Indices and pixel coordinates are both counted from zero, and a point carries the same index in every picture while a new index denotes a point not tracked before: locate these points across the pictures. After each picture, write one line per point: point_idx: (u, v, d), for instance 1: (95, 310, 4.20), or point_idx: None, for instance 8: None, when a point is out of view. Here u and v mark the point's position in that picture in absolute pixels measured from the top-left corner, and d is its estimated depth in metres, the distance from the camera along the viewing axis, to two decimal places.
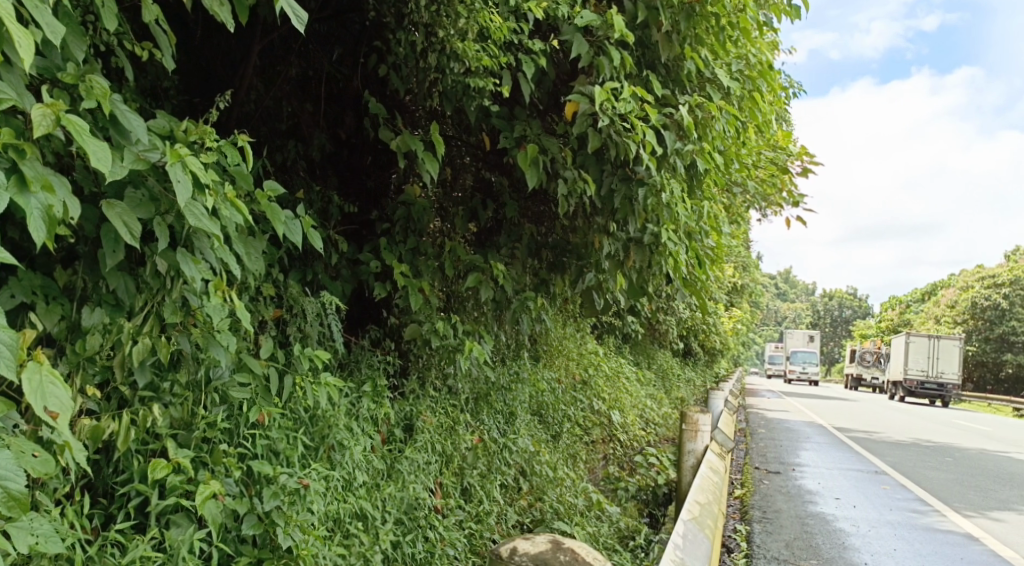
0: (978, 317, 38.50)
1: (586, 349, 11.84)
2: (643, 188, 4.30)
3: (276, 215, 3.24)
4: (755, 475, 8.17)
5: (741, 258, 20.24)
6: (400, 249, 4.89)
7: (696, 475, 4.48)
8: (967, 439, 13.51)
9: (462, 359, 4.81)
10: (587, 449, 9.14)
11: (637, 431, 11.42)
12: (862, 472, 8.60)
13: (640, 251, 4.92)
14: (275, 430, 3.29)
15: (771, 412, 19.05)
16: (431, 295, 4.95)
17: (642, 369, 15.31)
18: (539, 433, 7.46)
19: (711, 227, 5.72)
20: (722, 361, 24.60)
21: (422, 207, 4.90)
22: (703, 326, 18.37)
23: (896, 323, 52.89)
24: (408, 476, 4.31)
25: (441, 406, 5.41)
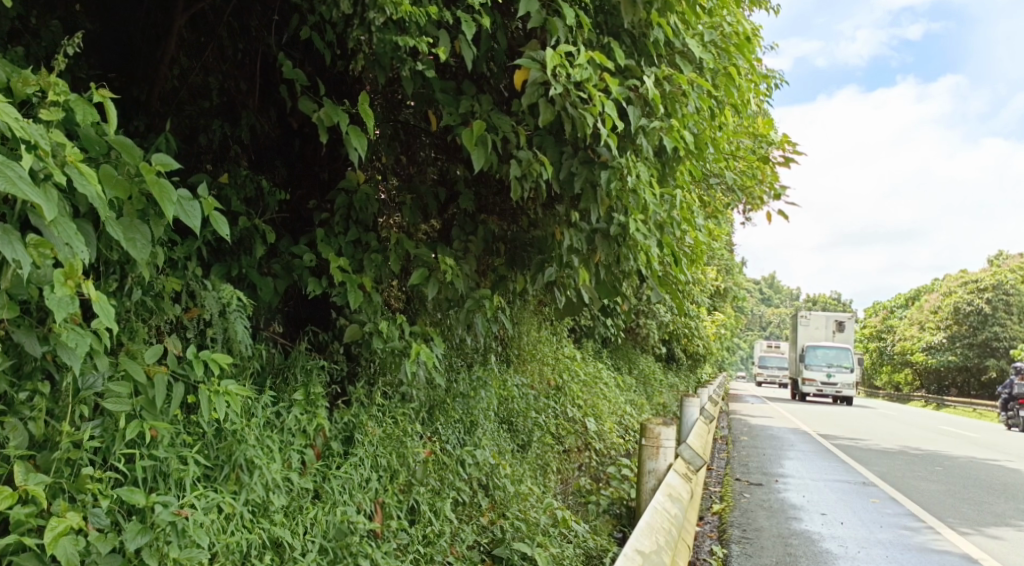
0: (961, 321, 38.38)
1: (563, 353, 11.39)
2: (604, 172, 3.86)
3: (163, 194, 2.74)
4: (736, 488, 7.70)
5: (723, 261, 19.91)
6: (339, 241, 4.43)
7: (646, 509, 3.90)
8: (956, 447, 13.13)
9: (407, 365, 4.33)
10: (559, 459, 8.69)
11: (615, 439, 10.98)
12: (848, 483, 8.16)
13: (606, 244, 4.46)
14: (163, 450, 2.78)
15: (754, 418, 18.68)
16: (374, 292, 4.49)
17: (622, 374, 14.90)
18: (505, 443, 7.00)
19: (686, 220, 5.29)
20: (706, 366, 24.26)
21: (364, 194, 4.44)
22: (685, 329, 17.97)
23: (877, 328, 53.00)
24: (340, 497, 3.82)
25: (390, 415, 4.93)
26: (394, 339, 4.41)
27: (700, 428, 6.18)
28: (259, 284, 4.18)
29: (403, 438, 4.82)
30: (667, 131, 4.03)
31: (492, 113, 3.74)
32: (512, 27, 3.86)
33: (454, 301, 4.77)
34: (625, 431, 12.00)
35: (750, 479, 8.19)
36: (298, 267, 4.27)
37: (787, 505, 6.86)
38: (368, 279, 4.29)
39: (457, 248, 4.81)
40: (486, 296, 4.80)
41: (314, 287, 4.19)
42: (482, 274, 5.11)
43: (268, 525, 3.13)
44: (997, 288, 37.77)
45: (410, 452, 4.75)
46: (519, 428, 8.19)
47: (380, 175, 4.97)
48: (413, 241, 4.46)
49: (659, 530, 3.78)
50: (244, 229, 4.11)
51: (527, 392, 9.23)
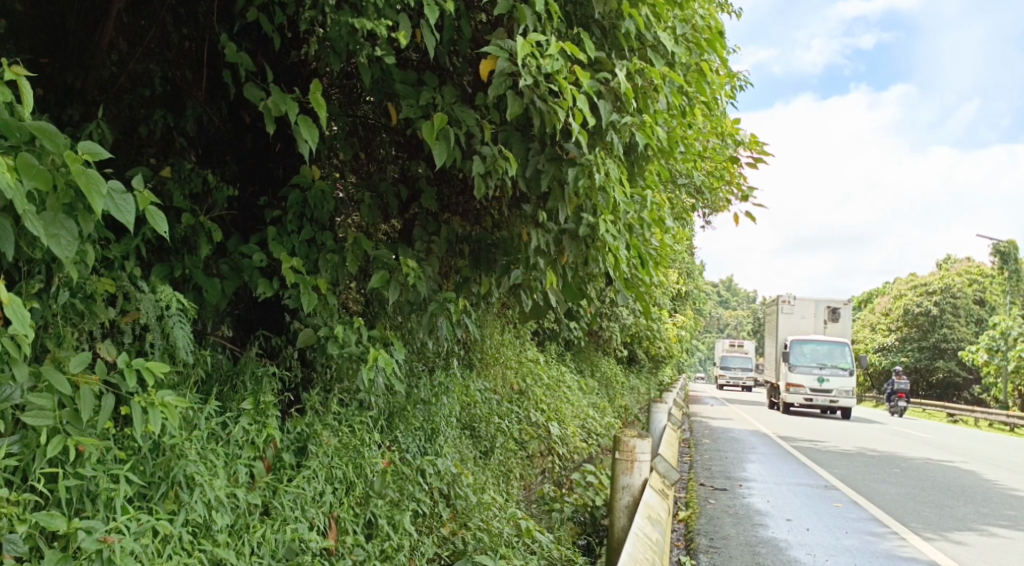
0: (915, 324, 39.03)
1: (525, 356, 11.20)
2: (574, 168, 3.66)
3: (92, 186, 2.51)
4: (701, 494, 7.57)
5: (684, 264, 19.92)
6: (292, 241, 4.17)
7: (629, 539, 3.71)
8: (915, 449, 13.20)
9: (363, 371, 4.09)
10: (521, 465, 8.49)
11: (578, 444, 10.81)
12: (813, 488, 8.08)
13: (574, 245, 4.32)
14: (91, 469, 2.53)
15: (715, 421, 18.67)
16: (330, 294, 4.24)
17: (584, 377, 14.75)
18: (466, 450, 6.78)
19: (654, 220, 5.13)
20: (667, 368, 24.26)
21: (319, 191, 4.20)
22: (646, 332, 17.91)
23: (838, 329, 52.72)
24: (289, 513, 3.57)
25: (346, 424, 4.68)
26: (353, 346, 4.17)
27: (669, 435, 6.02)
28: (204, 286, 3.91)
29: (360, 448, 4.57)
30: (639, 127, 3.88)
31: (454, 105, 3.52)
32: (475, 15, 3.66)
33: (415, 304, 4.53)
34: (588, 436, 11.84)
35: (715, 485, 8.06)
36: (247, 267, 4.01)
37: (754, 511, 6.74)
38: (323, 280, 4.04)
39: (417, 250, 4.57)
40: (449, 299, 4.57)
41: (264, 289, 3.93)
42: (443, 277, 4.88)
43: (210, 547, 2.87)
44: (950, 291, 38.43)
45: (367, 463, 4.51)
46: (481, 434, 7.97)
47: (336, 171, 4.72)
48: (371, 241, 4.22)
49: (643, 562, 3.57)
50: (188, 227, 3.85)
51: (489, 397, 9.02)
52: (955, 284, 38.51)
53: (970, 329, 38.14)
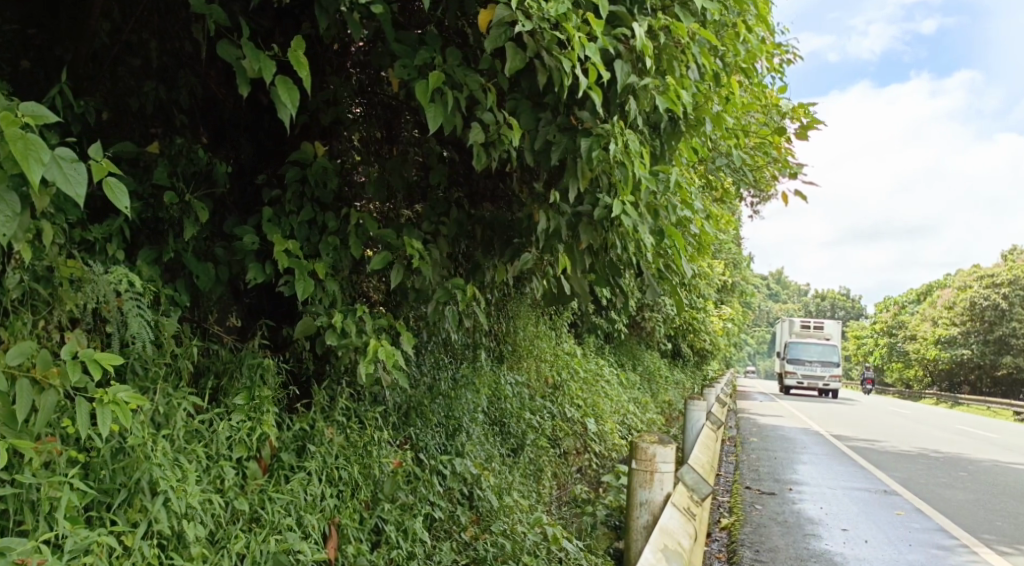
0: (975, 318, 37.64)
1: (563, 349, 10.86)
2: (586, 140, 3.32)
3: (34, 147, 2.20)
4: (746, 497, 7.13)
5: (731, 254, 19.36)
6: (290, 222, 3.87)
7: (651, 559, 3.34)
8: (977, 449, 12.51)
9: (364, 365, 3.77)
10: (554, 463, 8.12)
11: (617, 441, 10.41)
12: (866, 492, 7.58)
13: (589, 230, 4.00)
14: (30, 475, 2.29)
15: (763, 417, 18.09)
16: (331, 280, 3.94)
17: (625, 371, 14.32)
18: (494, 448, 6.45)
19: (689, 199, 4.72)
20: (713, 363, 23.66)
21: (319, 167, 3.90)
22: (691, 325, 17.41)
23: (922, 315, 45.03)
24: (280, 521, 3.26)
25: (354, 420, 4.38)
26: (357, 337, 3.86)
27: (708, 437, 5.61)
28: (193, 271, 3.64)
29: (368, 446, 4.26)
30: (665, 90, 3.52)
31: (456, 67, 3.19)
32: None
33: (425, 292, 4.20)
34: (627, 431, 11.47)
35: (762, 488, 7.60)
36: (239, 249, 3.73)
37: (803, 519, 6.29)
38: (321, 264, 3.74)
39: (427, 232, 4.25)
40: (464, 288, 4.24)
41: (256, 274, 3.64)
42: (458, 262, 4.55)
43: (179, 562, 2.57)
44: (1012, 283, 36.88)
45: (376, 464, 4.19)
46: (511, 429, 7.65)
47: (342, 149, 4.40)
48: (375, 222, 3.92)
49: None
50: (175, 207, 3.57)
51: (521, 391, 8.69)
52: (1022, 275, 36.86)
53: None
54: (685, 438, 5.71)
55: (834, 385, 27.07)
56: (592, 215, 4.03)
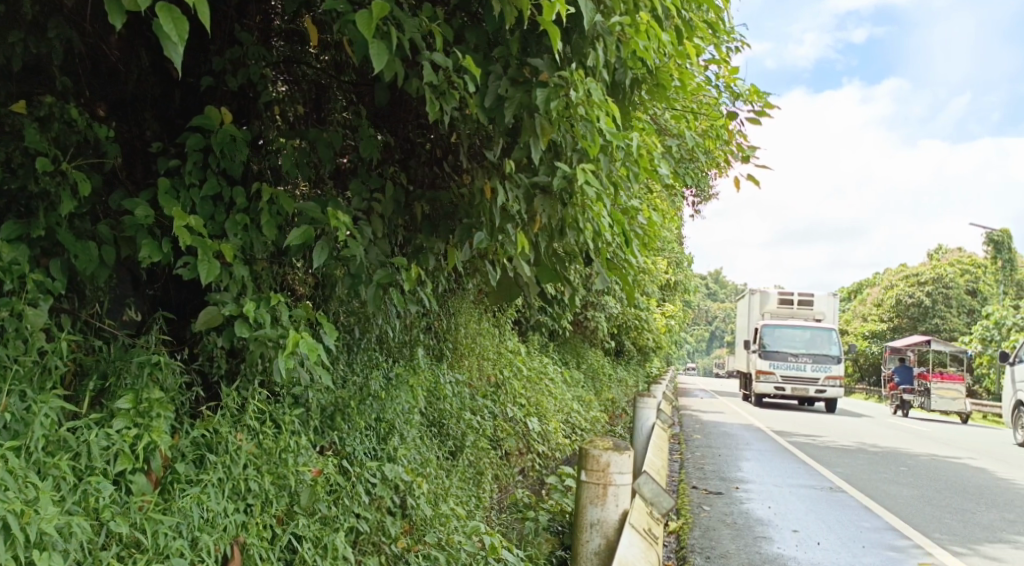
0: (905, 314, 38.44)
1: (505, 346, 10.45)
2: (542, 90, 3.26)
3: None
4: (693, 498, 6.82)
5: (672, 251, 19.26)
6: (190, 196, 3.39)
7: None
8: (915, 443, 12.55)
9: (281, 360, 3.31)
10: (494, 466, 7.70)
11: (561, 440, 10.04)
12: (815, 490, 7.35)
13: (546, 202, 3.82)
14: None
15: (704, 415, 17.98)
16: (239, 264, 3.46)
17: (569, 369, 13.96)
18: (430, 452, 6.01)
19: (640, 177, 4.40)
20: (654, 361, 23.56)
21: (227, 135, 3.44)
22: (633, 322, 17.19)
23: (905, 307, 38.44)
24: (172, 543, 2.83)
25: (269, 423, 3.90)
26: (270, 328, 3.40)
27: (655, 437, 5.26)
28: (71, 250, 3.10)
29: (283, 452, 3.80)
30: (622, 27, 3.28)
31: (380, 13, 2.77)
32: None
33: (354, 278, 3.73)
34: (571, 431, 11.11)
35: (709, 487, 7.30)
36: (129, 226, 3.23)
37: (754, 520, 5.99)
38: (229, 246, 3.27)
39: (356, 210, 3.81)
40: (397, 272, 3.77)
41: (150, 252, 3.14)
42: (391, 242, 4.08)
43: None
44: (939, 281, 37.92)
45: (291, 474, 3.73)
46: (448, 431, 7.21)
47: (254, 117, 3.93)
48: (294, 200, 3.46)
49: None
50: (48, 177, 3.07)
51: (459, 391, 8.23)
52: (948, 274, 37.92)
53: (964, 319, 37.62)
54: (631, 438, 5.36)
55: (825, 388, 19.47)
56: (545, 190, 3.84)
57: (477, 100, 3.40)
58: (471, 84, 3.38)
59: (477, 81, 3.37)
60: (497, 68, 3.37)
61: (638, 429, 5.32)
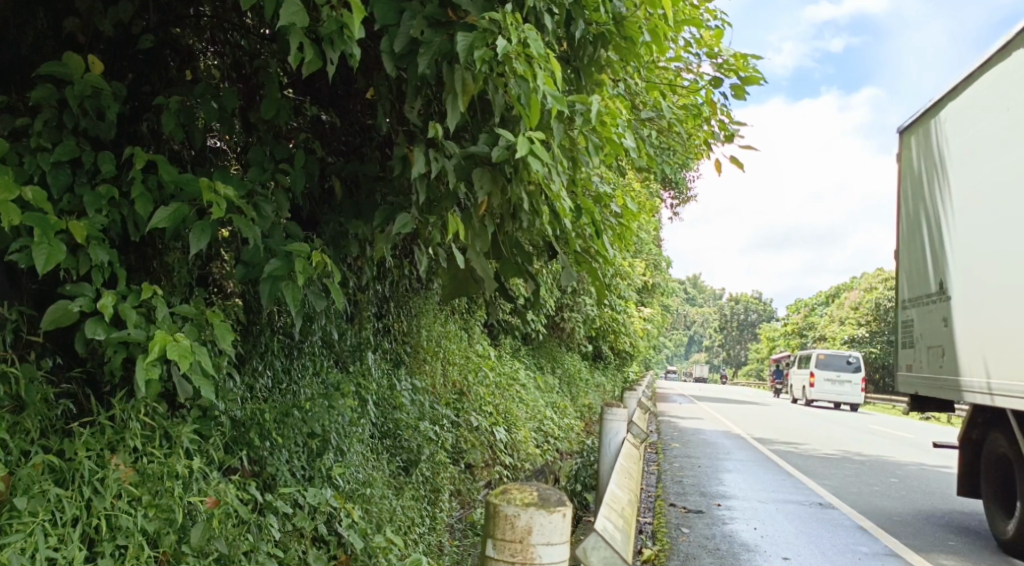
0: (883, 318, 38.09)
1: (474, 350, 9.87)
2: (462, 35, 2.85)
3: None
4: (671, 518, 6.18)
5: (649, 253, 18.72)
6: (37, 160, 2.82)
7: None
8: (903, 451, 12.03)
9: (141, 367, 2.91)
10: (453, 481, 7.05)
11: (531, 450, 9.42)
12: (802, 506, 6.76)
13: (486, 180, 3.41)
14: None
15: (684, 421, 17.38)
16: (98, 246, 2.85)
17: (542, 375, 13.34)
18: (376, 469, 5.36)
19: (609, 141, 4.01)
20: (632, 366, 22.93)
21: (87, 88, 2.85)
22: (610, 326, 16.59)
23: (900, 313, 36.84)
24: None
25: (158, 444, 3.25)
26: (133, 326, 2.98)
27: (627, 451, 4.64)
28: None
29: (168, 479, 3.12)
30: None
31: None
32: None
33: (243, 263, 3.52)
34: (544, 439, 10.52)
35: (687, 504, 6.68)
36: None
37: (739, 546, 5.38)
38: (79, 226, 2.71)
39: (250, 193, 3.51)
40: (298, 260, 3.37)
41: None
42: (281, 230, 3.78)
43: None
44: None
45: (179, 507, 3.03)
46: (403, 443, 6.59)
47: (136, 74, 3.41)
48: (173, 170, 2.89)
49: None
50: None
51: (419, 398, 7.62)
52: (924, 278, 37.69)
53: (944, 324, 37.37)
54: (599, 452, 4.74)
55: None
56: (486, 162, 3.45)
57: (391, 40, 3.05)
58: (383, 23, 3.01)
59: (389, 20, 3.01)
60: (414, 3, 3.00)
61: (608, 441, 4.69)
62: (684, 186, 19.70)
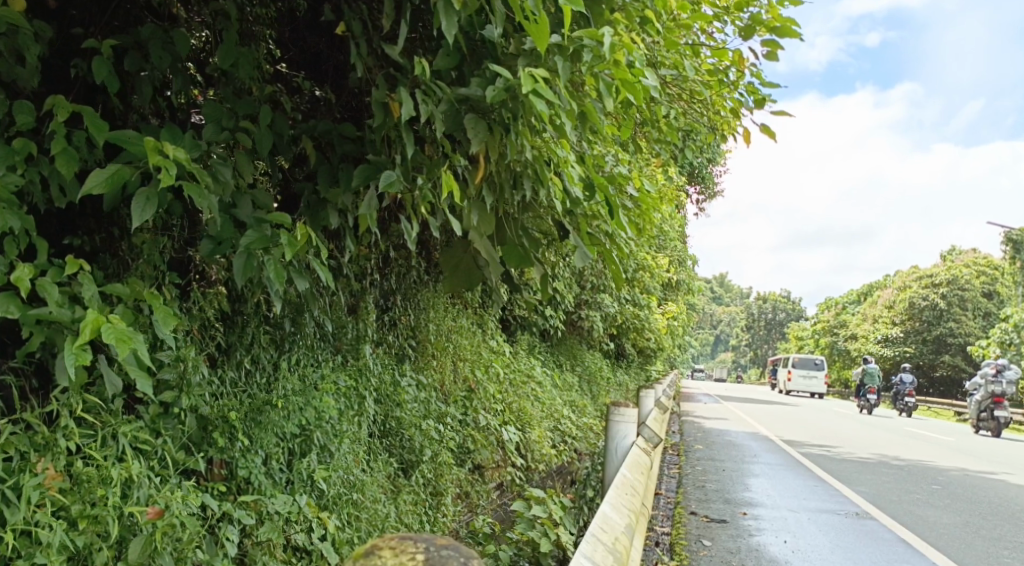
0: (914, 317, 37.11)
1: (488, 346, 9.46)
2: None
3: None
4: (690, 528, 5.72)
5: (674, 248, 18.20)
6: None
7: None
8: (940, 455, 11.44)
9: (67, 351, 2.54)
10: (458, 484, 6.64)
11: (546, 450, 9.00)
12: (834, 514, 6.28)
13: (473, 127, 3.11)
14: None
15: (708, 421, 16.85)
16: (7, 210, 2.55)
17: (561, 372, 12.92)
18: (367, 471, 4.98)
19: (621, 94, 3.60)
20: (656, 365, 22.40)
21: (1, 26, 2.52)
22: (633, 323, 16.10)
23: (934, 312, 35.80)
24: None
25: (98, 446, 2.88)
26: (53, 304, 2.68)
27: (635, 458, 4.20)
28: None
29: (103, 486, 2.75)
30: None
31: None
32: None
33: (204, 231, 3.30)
34: (560, 440, 10.11)
35: (710, 513, 6.20)
36: None
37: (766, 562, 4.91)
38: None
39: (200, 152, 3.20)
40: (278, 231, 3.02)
41: None
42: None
43: None
44: (950, 284, 36.76)
45: (112, 519, 2.69)
46: (405, 442, 6.21)
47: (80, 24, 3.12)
48: (98, 125, 2.61)
49: None
50: None
51: (425, 396, 7.24)
52: (959, 276, 36.73)
53: (977, 323, 36.41)
54: (604, 457, 4.29)
55: None
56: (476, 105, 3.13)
57: None
58: None
59: None
60: None
61: (616, 445, 4.25)
62: (709, 180, 19.09)
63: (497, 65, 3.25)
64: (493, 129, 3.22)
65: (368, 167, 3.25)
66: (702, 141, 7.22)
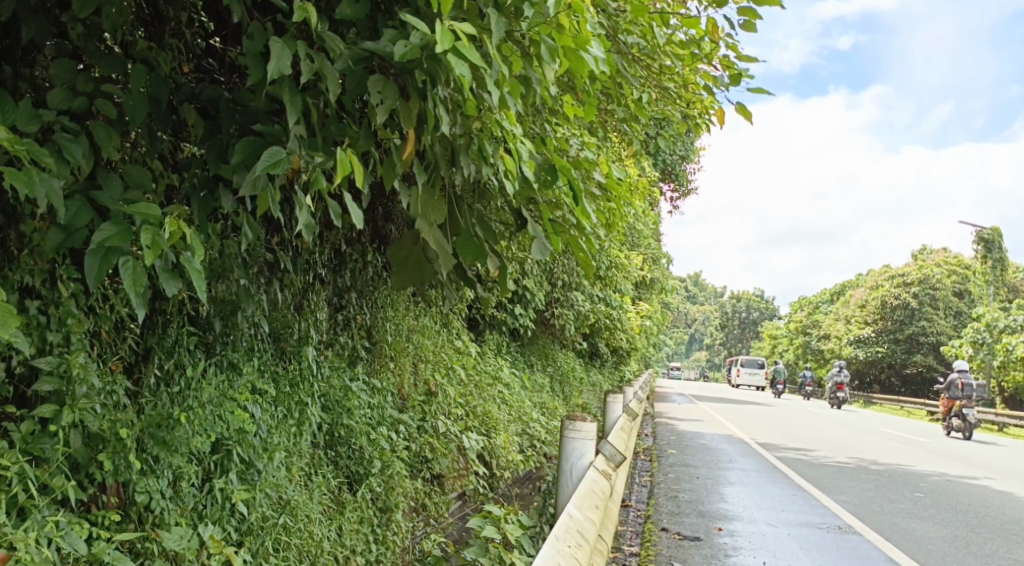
0: (888, 316, 37.11)
1: (454, 346, 8.98)
2: None
3: None
4: (661, 547, 5.25)
5: (648, 246, 17.79)
6: None
7: None
8: (920, 459, 11.10)
9: None
10: (411, 496, 6.15)
11: (511, 457, 8.53)
12: (815, 530, 5.84)
13: (382, 88, 2.62)
14: None
15: (682, 422, 16.47)
16: None
17: (530, 372, 12.45)
18: (300, 489, 4.46)
19: (571, 56, 3.11)
20: (630, 363, 22.02)
21: None
22: (606, 322, 15.66)
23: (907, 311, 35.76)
24: None
25: None
26: None
27: (596, 481, 3.73)
28: None
29: None
30: None
31: None
32: None
33: (76, 220, 2.83)
34: (529, 445, 9.65)
35: (682, 528, 5.76)
36: None
37: None
38: None
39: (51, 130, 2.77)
40: (149, 227, 2.62)
41: None
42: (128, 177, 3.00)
43: None
44: (923, 283, 36.78)
45: None
46: (354, 453, 5.72)
47: None
48: None
49: None
50: None
51: (379, 402, 6.75)
52: (932, 275, 36.75)
53: (948, 322, 36.46)
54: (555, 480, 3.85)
55: None
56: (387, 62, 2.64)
57: None
58: None
59: None
60: None
61: (570, 467, 3.81)
62: (684, 177, 18.68)
63: (416, 17, 2.75)
64: (410, 94, 2.73)
65: (269, 138, 2.78)
66: (676, 129, 6.78)
